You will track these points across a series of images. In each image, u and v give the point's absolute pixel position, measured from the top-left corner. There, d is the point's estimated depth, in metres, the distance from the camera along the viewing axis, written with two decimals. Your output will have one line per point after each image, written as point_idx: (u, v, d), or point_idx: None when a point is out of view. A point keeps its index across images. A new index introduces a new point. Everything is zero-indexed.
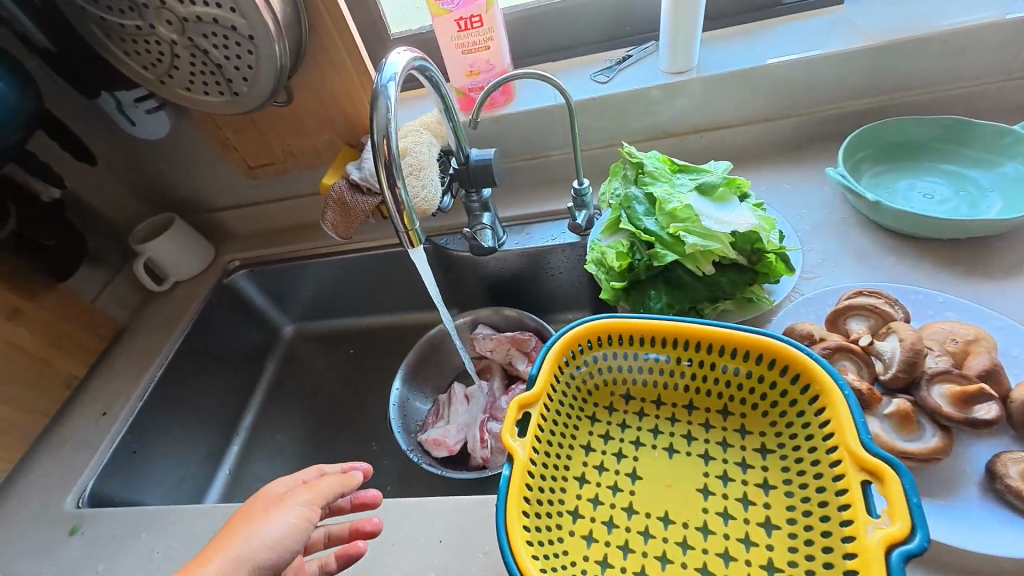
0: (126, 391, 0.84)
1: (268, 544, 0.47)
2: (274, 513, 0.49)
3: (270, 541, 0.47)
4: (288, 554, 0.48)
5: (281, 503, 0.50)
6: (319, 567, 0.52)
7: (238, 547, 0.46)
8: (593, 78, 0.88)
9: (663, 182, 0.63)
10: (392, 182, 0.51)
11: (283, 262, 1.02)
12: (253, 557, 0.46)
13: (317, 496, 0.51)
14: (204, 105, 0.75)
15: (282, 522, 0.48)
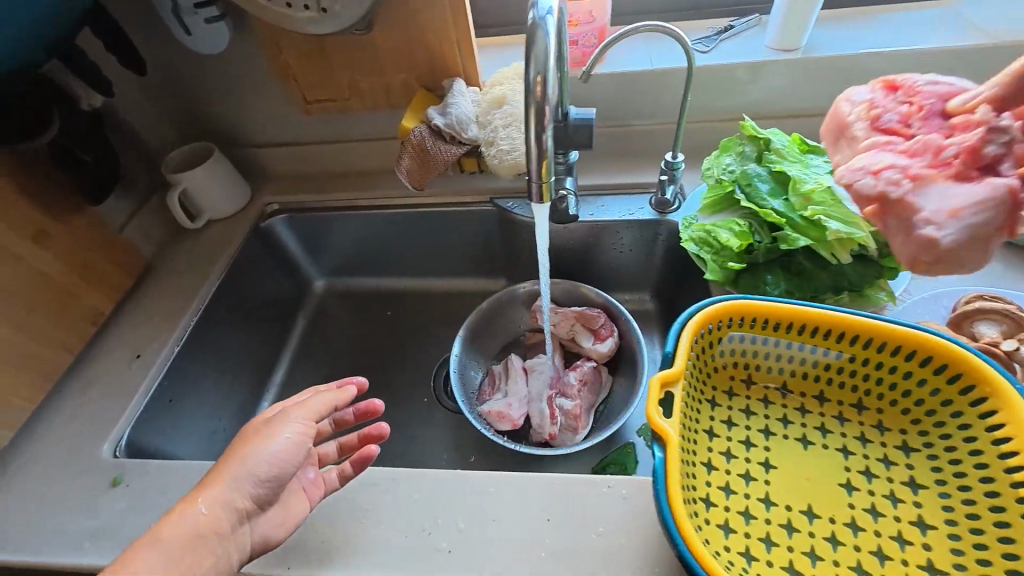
0: (160, 334, 0.76)
1: (266, 461, 0.48)
2: (270, 433, 0.50)
3: (271, 457, 0.49)
4: (290, 467, 0.49)
5: (277, 422, 0.51)
6: (337, 474, 0.54)
7: (237, 467, 0.48)
8: (691, 46, 0.83)
9: (795, 161, 0.59)
10: (542, 129, 0.45)
11: (328, 209, 0.94)
12: (252, 473, 0.48)
13: (312, 412, 0.53)
14: (295, 24, 0.69)
15: (282, 438, 0.50)
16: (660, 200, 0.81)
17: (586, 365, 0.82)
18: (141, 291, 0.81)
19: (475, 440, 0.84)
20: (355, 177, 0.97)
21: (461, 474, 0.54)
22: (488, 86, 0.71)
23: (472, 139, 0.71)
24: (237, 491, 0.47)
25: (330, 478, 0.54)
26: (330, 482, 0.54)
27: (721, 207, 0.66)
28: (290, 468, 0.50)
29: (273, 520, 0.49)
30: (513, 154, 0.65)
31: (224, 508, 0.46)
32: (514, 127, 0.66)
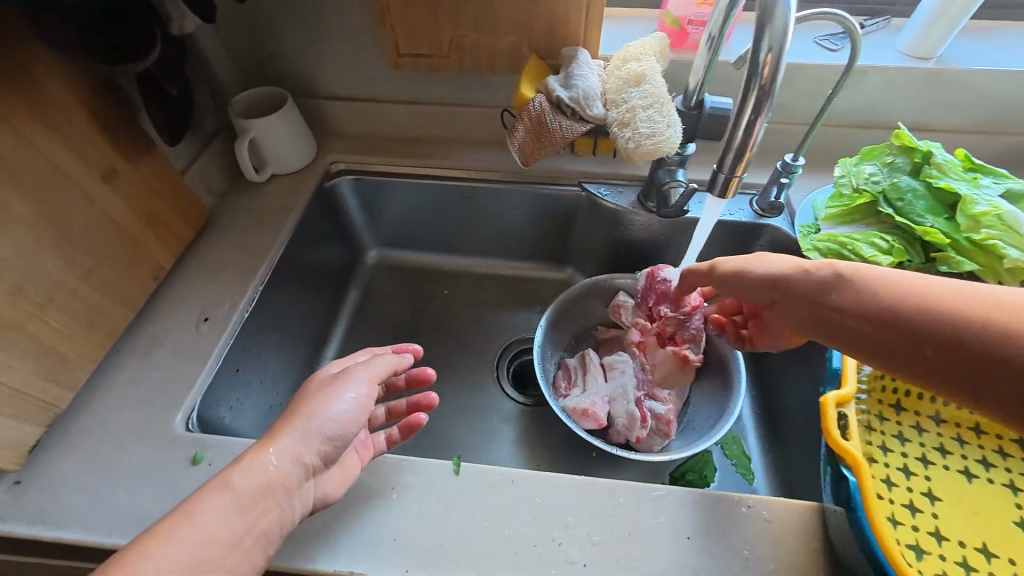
0: (228, 295, 0.68)
1: (337, 418, 0.47)
2: (336, 393, 0.49)
3: (338, 417, 0.47)
4: (355, 426, 0.48)
5: (343, 382, 0.50)
6: (385, 438, 0.55)
7: (303, 422, 0.46)
8: (817, 42, 0.78)
9: (961, 179, 0.56)
10: (756, 118, 0.40)
11: (398, 176, 0.87)
12: (321, 428, 0.46)
13: (375, 374, 0.52)
14: None
15: (348, 398, 0.48)
16: (767, 203, 0.76)
17: (673, 367, 0.77)
18: (202, 246, 0.74)
19: (544, 435, 0.80)
20: (429, 143, 0.90)
21: (589, 481, 0.51)
22: (618, 60, 0.65)
23: (597, 117, 0.65)
24: (307, 445, 0.45)
25: (378, 441, 0.54)
26: (377, 446, 0.54)
27: (856, 217, 0.61)
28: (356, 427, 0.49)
29: (330, 477, 0.48)
30: (653, 139, 0.59)
31: (292, 461, 0.44)
32: (655, 109, 0.60)
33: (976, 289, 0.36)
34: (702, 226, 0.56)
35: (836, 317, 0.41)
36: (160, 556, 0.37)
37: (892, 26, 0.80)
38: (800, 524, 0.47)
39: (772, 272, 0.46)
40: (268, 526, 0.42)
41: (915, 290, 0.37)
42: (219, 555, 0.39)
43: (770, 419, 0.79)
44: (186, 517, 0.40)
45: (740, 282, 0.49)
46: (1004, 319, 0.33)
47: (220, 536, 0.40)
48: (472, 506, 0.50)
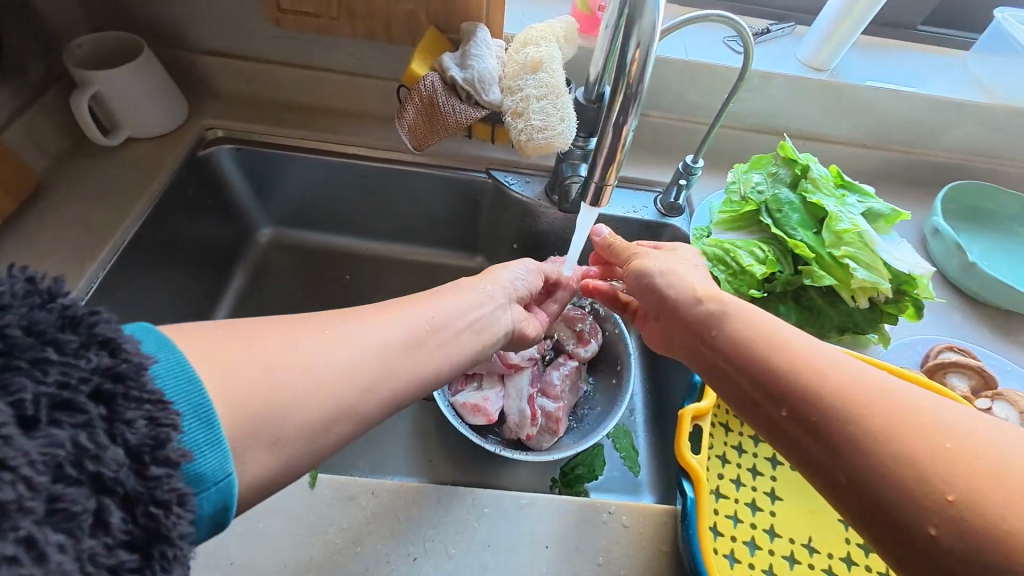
0: (56, 282, 0.60)
1: (522, 275, 0.57)
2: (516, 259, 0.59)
3: (527, 271, 0.58)
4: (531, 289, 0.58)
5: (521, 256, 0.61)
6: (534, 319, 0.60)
7: (501, 269, 0.55)
8: (726, 43, 0.78)
9: (831, 196, 0.58)
10: (626, 119, 0.38)
11: (285, 147, 0.78)
12: (515, 275, 0.56)
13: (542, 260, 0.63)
14: None
15: (528, 261, 0.60)
16: (668, 203, 0.76)
17: (569, 364, 0.77)
18: (36, 220, 0.64)
19: (439, 431, 0.78)
20: (323, 113, 0.81)
21: (456, 488, 0.49)
22: (518, 43, 0.61)
23: (492, 103, 0.61)
24: (508, 278, 0.54)
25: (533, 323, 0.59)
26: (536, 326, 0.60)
27: (742, 224, 0.62)
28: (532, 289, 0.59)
29: (523, 319, 0.55)
30: (546, 133, 0.56)
31: (502, 288, 0.52)
32: (549, 100, 0.57)
33: (855, 367, 0.33)
34: (577, 237, 0.56)
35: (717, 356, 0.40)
36: (416, 310, 0.42)
37: (796, 33, 0.81)
38: (654, 529, 0.49)
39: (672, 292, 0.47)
40: (483, 323, 0.48)
41: (798, 351, 0.35)
42: (453, 328, 0.44)
43: (661, 415, 0.81)
44: (435, 292, 0.45)
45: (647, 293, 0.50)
46: (863, 402, 0.31)
47: (455, 314, 0.45)
48: (326, 520, 0.47)
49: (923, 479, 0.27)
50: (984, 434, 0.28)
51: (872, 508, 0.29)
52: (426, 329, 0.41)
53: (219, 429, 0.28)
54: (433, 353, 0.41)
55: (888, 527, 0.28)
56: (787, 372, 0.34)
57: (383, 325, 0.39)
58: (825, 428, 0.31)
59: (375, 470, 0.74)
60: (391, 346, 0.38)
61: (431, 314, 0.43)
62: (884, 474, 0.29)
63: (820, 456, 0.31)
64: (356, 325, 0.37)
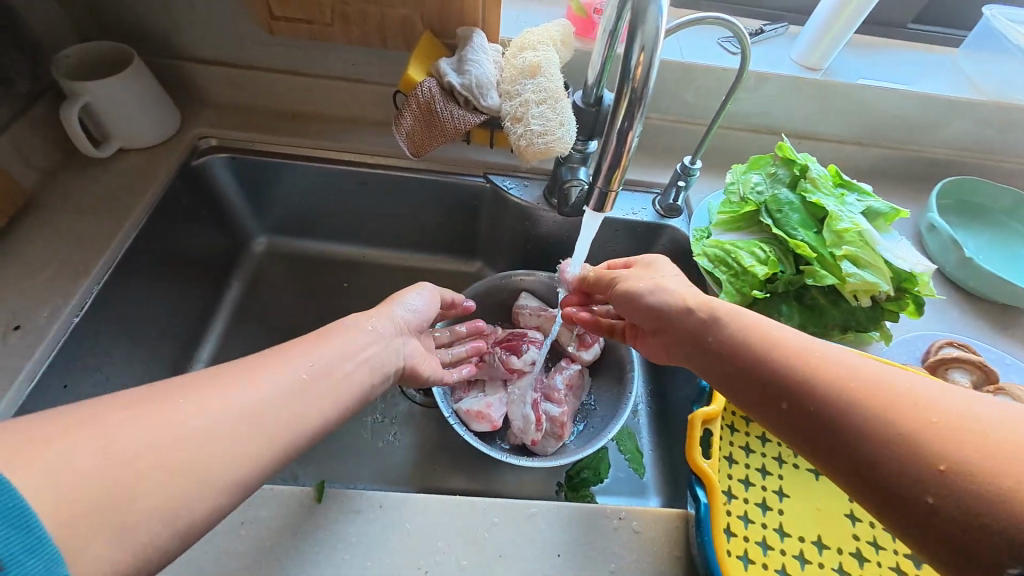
0: (50, 298, 0.58)
1: (413, 308, 0.57)
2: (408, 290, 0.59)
3: (415, 305, 0.58)
4: (421, 321, 0.58)
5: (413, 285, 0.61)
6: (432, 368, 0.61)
7: (389, 303, 0.55)
8: (721, 44, 0.78)
9: (830, 195, 0.58)
10: (632, 122, 0.37)
11: (280, 155, 0.77)
12: (406, 311, 0.56)
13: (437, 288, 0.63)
14: None
15: (423, 293, 0.60)
16: (666, 204, 0.76)
17: (572, 367, 0.76)
18: (26, 235, 0.63)
19: (442, 438, 0.77)
20: (318, 120, 0.80)
21: (465, 499, 0.49)
22: (515, 47, 0.61)
23: (491, 108, 0.61)
24: (397, 314, 0.54)
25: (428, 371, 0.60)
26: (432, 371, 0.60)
27: (742, 224, 0.62)
28: (425, 320, 0.59)
29: (418, 356, 0.56)
30: (546, 137, 0.56)
31: (389, 323, 0.53)
32: (548, 104, 0.56)
33: (844, 357, 0.35)
34: (580, 245, 0.55)
35: (712, 355, 0.41)
36: (291, 359, 0.41)
37: (790, 33, 0.82)
38: (666, 534, 0.48)
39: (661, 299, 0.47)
40: (376, 355, 0.48)
41: (791, 347, 0.37)
42: (342, 368, 0.44)
43: (664, 415, 0.81)
44: (313, 334, 0.45)
45: (631, 302, 0.49)
46: (854, 389, 0.32)
47: (341, 353, 0.45)
48: (333, 535, 0.46)
49: (920, 453, 0.29)
50: (966, 406, 0.30)
51: (875, 486, 0.30)
52: (310, 372, 0.41)
53: (39, 531, 0.26)
54: (320, 400, 0.41)
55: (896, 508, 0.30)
56: (783, 367, 0.36)
57: (265, 373, 0.39)
58: (824, 416, 0.33)
59: (378, 480, 0.73)
60: (281, 397, 0.38)
61: (313, 357, 0.43)
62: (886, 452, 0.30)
63: (822, 443, 0.33)
64: (235, 381, 0.37)
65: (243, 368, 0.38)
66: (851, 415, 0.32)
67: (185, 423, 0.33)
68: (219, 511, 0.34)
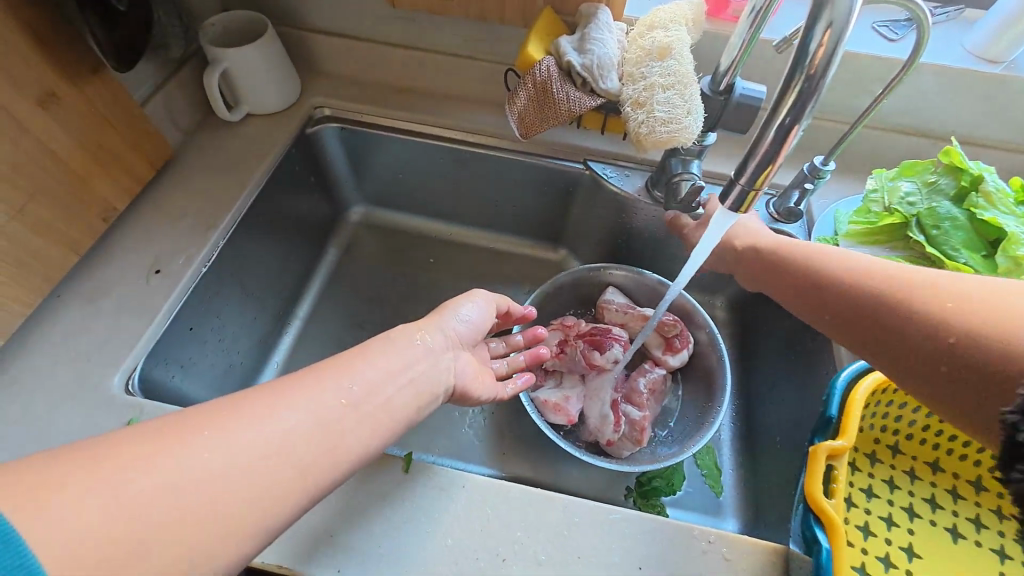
0: (184, 248, 0.64)
1: (466, 320, 0.52)
2: (461, 300, 0.54)
3: (466, 318, 0.53)
4: (474, 334, 0.54)
5: (467, 294, 0.56)
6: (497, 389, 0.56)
7: (443, 316, 0.51)
8: (875, 29, 0.68)
9: (1009, 213, 0.49)
10: (798, 115, 0.33)
11: (387, 129, 0.79)
12: (457, 324, 0.51)
13: (491, 296, 0.58)
14: None
15: (477, 303, 0.55)
16: (785, 208, 0.69)
17: (656, 371, 0.72)
18: (166, 189, 0.69)
19: (513, 423, 0.77)
20: (425, 95, 0.81)
21: (545, 493, 0.48)
22: (643, 26, 0.56)
23: (609, 91, 0.57)
24: (448, 326, 0.50)
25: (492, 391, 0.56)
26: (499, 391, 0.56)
27: (884, 239, 0.55)
28: (479, 332, 0.55)
29: (471, 375, 0.50)
30: (669, 126, 0.52)
31: (439, 335, 0.48)
32: (676, 90, 0.52)
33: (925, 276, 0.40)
34: (702, 244, 0.51)
35: (806, 293, 0.48)
36: (321, 381, 0.37)
37: (964, 18, 0.70)
38: (760, 567, 0.45)
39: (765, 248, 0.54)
40: (427, 373, 0.43)
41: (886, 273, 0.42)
42: (382, 386, 0.39)
43: (750, 435, 0.75)
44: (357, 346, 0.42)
45: (734, 256, 0.58)
46: (908, 300, 0.39)
47: (382, 369, 0.40)
48: (417, 505, 0.47)
49: (964, 356, 0.35)
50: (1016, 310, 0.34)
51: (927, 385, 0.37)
52: (351, 398, 0.37)
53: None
54: (356, 428, 0.37)
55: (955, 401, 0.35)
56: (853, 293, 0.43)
57: (291, 397, 0.35)
58: (880, 325, 0.41)
59: (449, 455, 0.74)
60: (305, 431, 0.34)
61: (349, 377, 0.38)
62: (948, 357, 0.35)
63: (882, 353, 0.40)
64: (257, 408, 0.34)
65: (279, 388, 0.35)
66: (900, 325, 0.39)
67: (203, 460, 0.31)
68: (329, 471, 0.35)
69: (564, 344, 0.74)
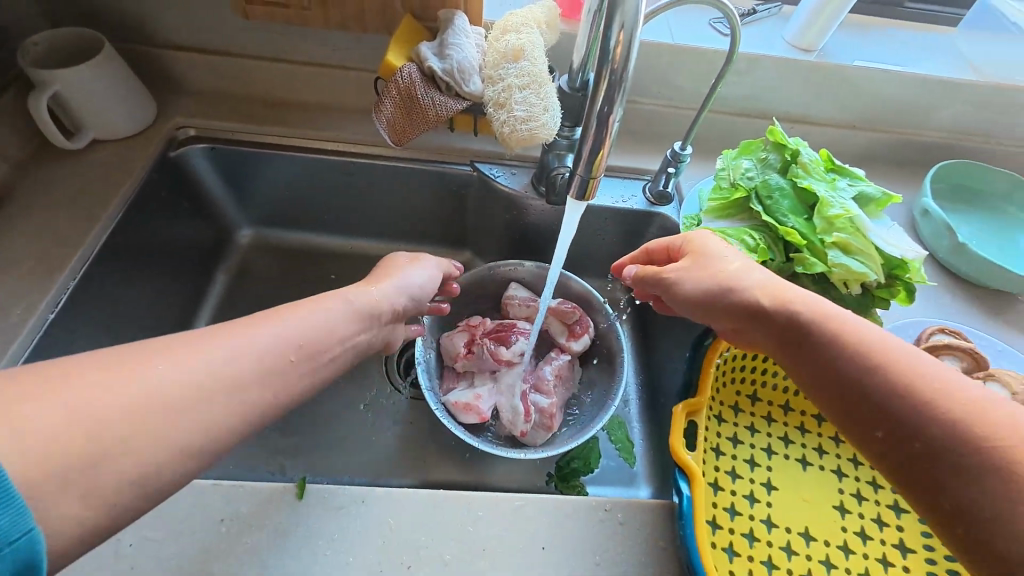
0: (22, 295, 0.57)
1: (416, 284, 0.54)
2: (415, 264, 0.56)
3: (417, 285, 0.54)
4: (420, 298, 0.55)
5: (419, 259, 0.58)
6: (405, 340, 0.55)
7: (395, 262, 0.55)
8: (712, 25, 0.76)
9: (821, 180, 0.58)
10: (612, 102, 0.36)
11: (261, 145, 0.75)
12: (408, 287, 0.53)
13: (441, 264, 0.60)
14: None
15: (427, 272, 0.57)
16: (657, 192, 0.75)
17: (561, 358, 0.76)
18: (1, 232, 0.61)
19: (430, 431, 0.76)
20: (299, 108, 0.78)
21: (447, 495, 0.48)
22: (498, 31, 0.59)
23: (473, 93, 0.59)
24: (398, 290, 0.51)
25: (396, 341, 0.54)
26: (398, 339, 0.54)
27: (731, 211, 0.61)
28: (424, 298, 0.56)
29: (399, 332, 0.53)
30: (529, 124, 0.54)
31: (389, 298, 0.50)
32: (532, 89, 0.55)
33: (962, 386, 0.32)
34: (561, 238, 0.54)
35: (802, 356, 0.39)
36: (316, 309, 0.42)
37: (782, 13, 0.80)
38: (652, 526, 0.48)
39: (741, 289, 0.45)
40: (369, 338, 0.46)
41: (913, 367, 0.34)
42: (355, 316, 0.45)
43: (655, 406, 0.81)
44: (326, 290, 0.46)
45: (715, 291, 0.46)
46: (966, 418, 0.31)
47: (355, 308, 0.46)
48: (312, 532, 0.46)
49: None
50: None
51: (983, 541, 0.29)
52: (300, 353, 0.38)
53: (8, 485, 0.24)
54: None
55: (988, 553, 0.29)
56: (891, 388, 0.34)
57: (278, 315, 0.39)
58: (903, 435, 0.33)
59: (369, 474, 0.72)
60: (276, 363, 0.37)
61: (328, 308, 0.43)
62: (998, 505, 0.28)
63: (931, 481, 0.31)
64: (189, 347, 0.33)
65: (233, 330, 0.36)
66: (967, 460, 0.30)
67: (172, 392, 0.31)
68: None
69: (471, 344, 0.75)
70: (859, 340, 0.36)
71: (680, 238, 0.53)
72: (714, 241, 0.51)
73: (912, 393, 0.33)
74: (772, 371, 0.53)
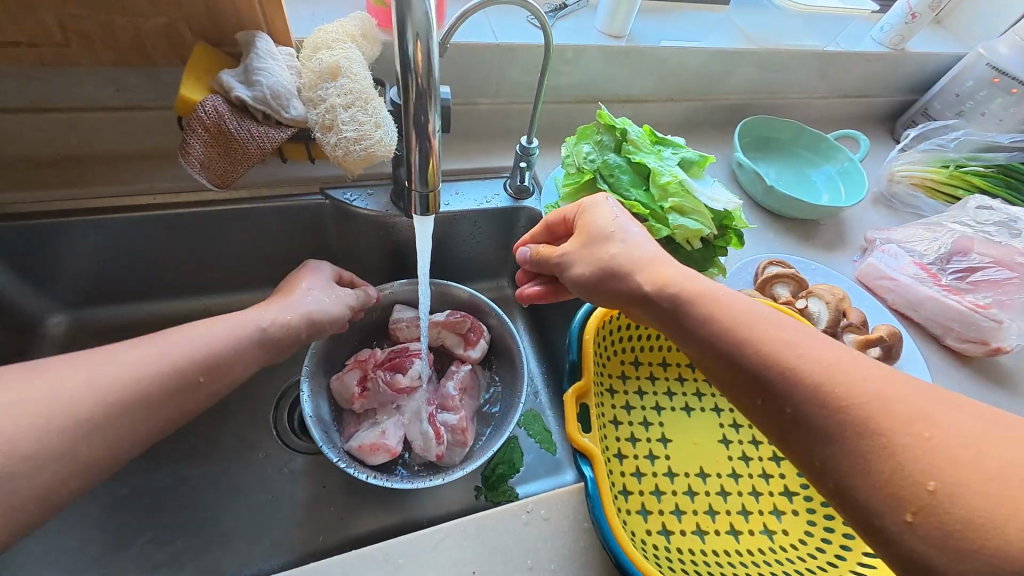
0: None
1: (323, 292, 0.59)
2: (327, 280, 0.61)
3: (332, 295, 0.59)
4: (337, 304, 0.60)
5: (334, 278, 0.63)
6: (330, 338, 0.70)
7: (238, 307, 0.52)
8: (529, 22, 0.80)
9: (650, 153, 0.63)
10: (425, 110, 0.35)
11: (54, 215, 0.63)
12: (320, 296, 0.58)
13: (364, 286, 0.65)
14: None
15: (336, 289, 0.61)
16: (516, 186, 0.77)
17: (462, 370, 0.74)
18: None
19: (342, 483, 0.69)
20: (91, 163, 0.66)
21: (359, 552, 0.44)
22: (309, 49, 0.55)
23: (296, 119, 0.55)
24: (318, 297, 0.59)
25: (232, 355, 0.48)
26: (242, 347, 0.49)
27: (583, 195, 0.64)
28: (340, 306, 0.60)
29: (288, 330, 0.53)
30: (362, 143, 0.52)
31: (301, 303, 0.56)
32: (358, 107, 0.52)
33: (821, 351, 0.35)
34: (422, 254, 0.52)
35: (688, 337, 0.41)
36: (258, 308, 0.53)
37: (589, 6, 0.87)
38: (575, 510, 0.49)
39: (630, 274, 0.46)
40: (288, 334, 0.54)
41: (778, 337, 0.37)
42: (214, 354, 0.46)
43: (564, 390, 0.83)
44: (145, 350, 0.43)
45: (609, 277, 0.47)
46: (825, 380, 0.34)
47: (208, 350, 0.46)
48: None
49: (910, 475, 0.29)
50: (972, 420, 0.31)
51: (848, 494, 0.32)
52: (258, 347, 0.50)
53: None
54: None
55: (854, 505, 0.32)
56: (761, 360, 0.36)
57: (125, 358, 0.42)
58: (779, 403, 0.35)
59: (278, 555, 0.63)
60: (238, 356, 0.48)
61: (168, 349, 0.44)
62: (858, 462, 0.31)
63: (798, 442, 0.34)
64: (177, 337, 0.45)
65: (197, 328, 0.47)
66: (829, 420, 0.33)
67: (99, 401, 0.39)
68: None
69: (364, 381, 0.70)
70: (734, 316, 0.39)
71: (568, 216, 0.54)
72: (607, 213, 0.51)
73: (781, 364, 0.35)
74: (646, 336, 0.56)
